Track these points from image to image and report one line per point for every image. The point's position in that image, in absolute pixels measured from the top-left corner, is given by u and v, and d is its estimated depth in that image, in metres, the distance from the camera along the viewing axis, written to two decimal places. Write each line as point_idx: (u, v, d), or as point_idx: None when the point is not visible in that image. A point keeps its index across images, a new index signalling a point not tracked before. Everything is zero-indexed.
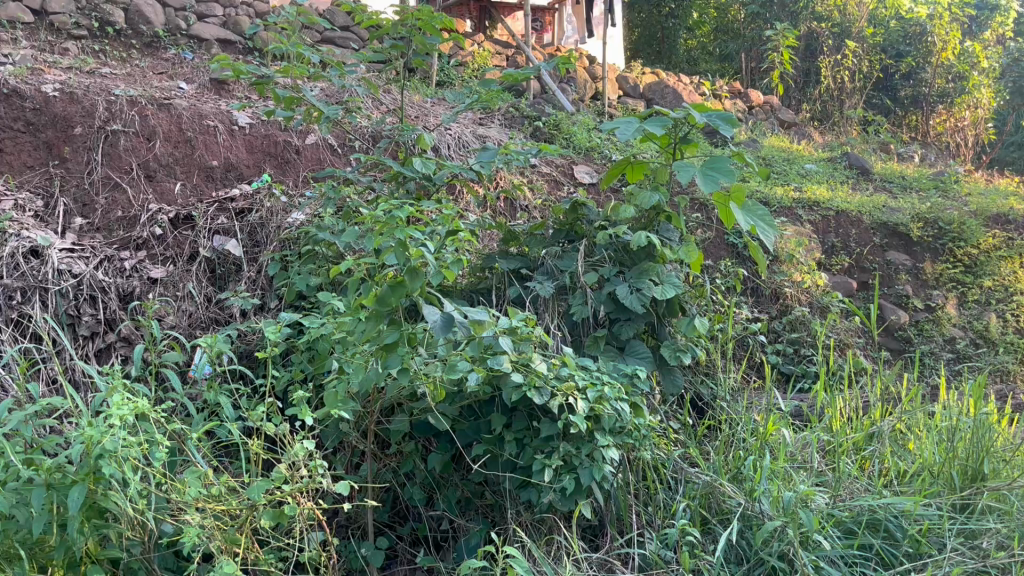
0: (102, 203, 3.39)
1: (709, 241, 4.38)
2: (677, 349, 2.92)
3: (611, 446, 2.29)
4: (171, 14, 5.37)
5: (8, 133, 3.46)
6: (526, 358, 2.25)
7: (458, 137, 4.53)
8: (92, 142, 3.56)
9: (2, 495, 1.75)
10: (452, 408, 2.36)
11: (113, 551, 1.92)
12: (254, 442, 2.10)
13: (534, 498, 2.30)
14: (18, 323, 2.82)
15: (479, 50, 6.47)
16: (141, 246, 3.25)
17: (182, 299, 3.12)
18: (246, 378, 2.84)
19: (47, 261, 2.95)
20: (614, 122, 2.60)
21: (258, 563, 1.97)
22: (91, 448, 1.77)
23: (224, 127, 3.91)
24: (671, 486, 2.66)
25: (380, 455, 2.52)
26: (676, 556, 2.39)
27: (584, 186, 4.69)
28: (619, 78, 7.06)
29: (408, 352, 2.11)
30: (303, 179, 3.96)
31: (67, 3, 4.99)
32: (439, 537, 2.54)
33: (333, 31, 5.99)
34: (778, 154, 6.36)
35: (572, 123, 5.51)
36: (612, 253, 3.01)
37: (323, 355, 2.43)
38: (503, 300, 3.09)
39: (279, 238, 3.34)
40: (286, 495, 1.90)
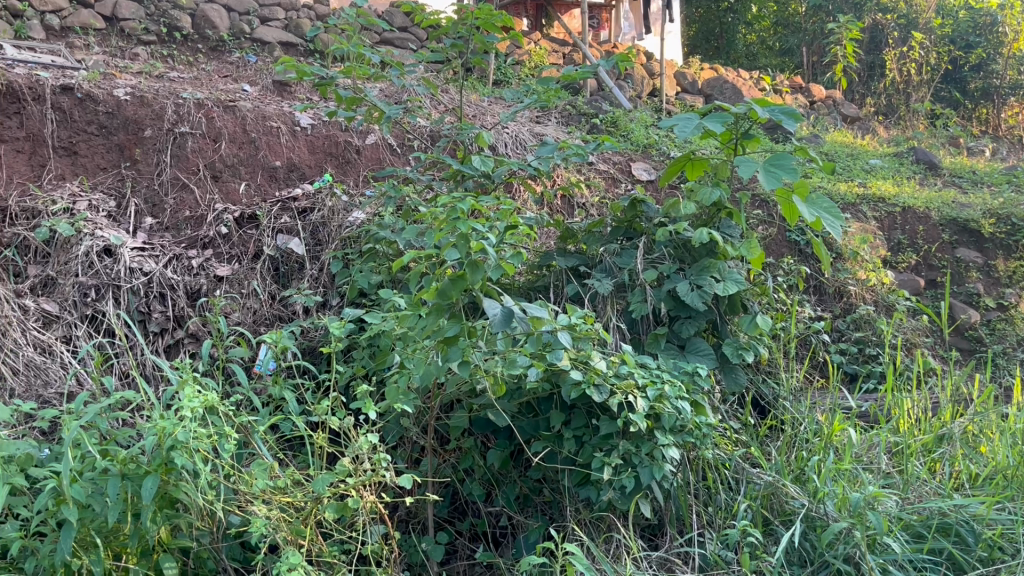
0: (171, 203, 3.50)
1: (771, 238, 4.30)
2: (739, 348, 2.86)
3: (671, 445, 2.27)
4: (235, 19, 5.50)
5: (81, 136, 3.57)
6: (586, 355, 2.25)
7: (515, 135, 4.54)
8: (161, 144, 3.66)
9: (80, 483, 1.82)
10: (511, 403, 2.37)
11: (184, 541, 1.98)
12: (319, 436, 2.14)
13: (593, 496, 2.30)
14: (92, 319, 2.95)
15: (536, 49, 6.48)
16: (208, 245, 3.35)
17: (247, 296, 3.20)
18: (310, 373, 2.89)
19: (119, 260, 3.05)
20: (672, 119, 2.57)
21: (321, 555, 2.00)
22: (163, 440, 1.83)
23: (287, 128, 3.98)
24: (732, 486, 2.62)
25: (440, 451, 2.54)
26: (737, 557, 2.36)
27: (643, 183, 4.65)
28: (677, 75, 7.00)
29: (468, 345, 2.13)
30: (364, 179, 4.02)
31: (137, 9, 5.14)
32: (498, 533, 2.56)
33: (391, 32, 6.05)
34: (841, 149, 6.23)
35: (630, 120, 5.48)
36: (672, 249, 2.99)
37: (384, 351, 2.46)
38: (561, 298, 3.09)
39: (341, 237, 3.40)
40: (350, 488, 1.94)
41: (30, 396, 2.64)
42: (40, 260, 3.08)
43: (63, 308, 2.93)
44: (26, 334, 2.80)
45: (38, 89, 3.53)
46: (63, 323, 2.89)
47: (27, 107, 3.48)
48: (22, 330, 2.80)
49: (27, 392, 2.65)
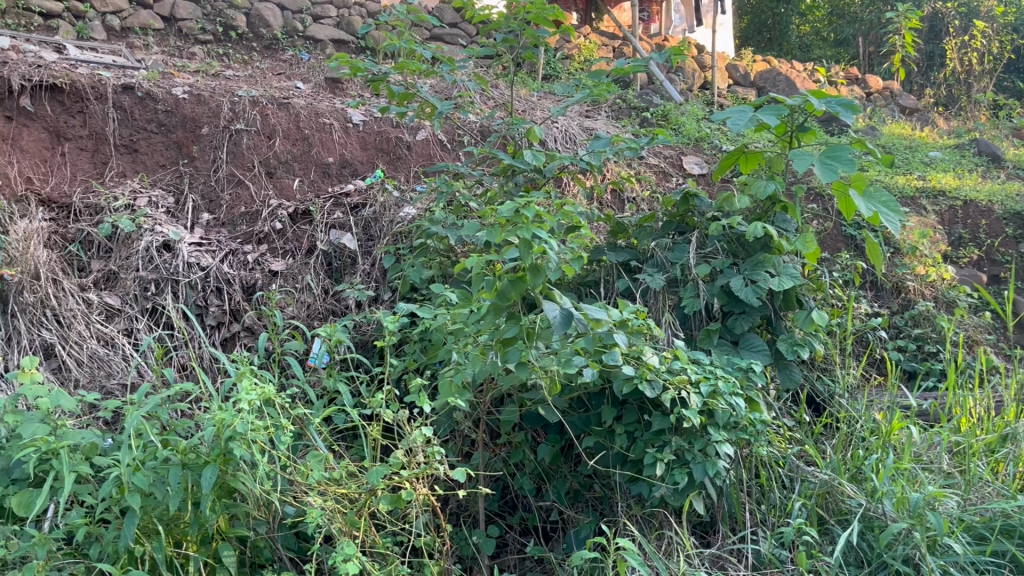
0: (226, 199, 3.56)
1: (826, 233, 4.22)
2: (794, 344, 2.81)
3: (725, 441, 2.25)
4: (288, 16, 5.58)
5: (141, 134, 3.64)
6: (637, 350, 2.24)
7: (565, 129, 4.51)
8: (217, 141, 3.72)
9: (142, 472, 1.87)
10: (563, 398, 2.37)
11: (242, 531, 2.02)
12: (373, 428, 2.17)
13: (645, 492, 2.29)
14: (152, 313, 3.03)
15: (585, 43, 6.45)
16: (263, 241, 3.41)
17: (301, 291, 3.25)
18: (362, 367, 2.92)
19: (177, 255, 3.12)
20: (726, 112, 2.53)
21: (374, 546, 2.02)
22: (222, 430, 1.87)
23: (339, 125, 4.02)
24: (786, 485, 2.59)
25: (491, 445, 2.55)
26: (792, 556, 2.33)
27: (694, 177, 4.60)
28: (729, 67, 6.91)
29: (526, 346, 2.15)
30: (415, 174, 4.03)
31: (193, 9, 5.23)
32: (549, 528, 2.55)
33: (441, 29, 6.08)
34: (898, 142, 6.09)
35: (681, 113, 5.43)
36: (726, 244, 2.96)
37: (437, 345, 2.48)
38: (612, 293, 3.07)
39: (392, 232, 3.44)
40: (404, 480, 1.96)
41: (93, 387, 2.73)
42: (103, 255, 3.17)
43: (125, 302, 3.02)
44: (89, 327, 2.89)
45: (101, 88, 3.61)
46: (124, 316, 2.98)
47: (90, 105, 3.57)
48: (85, 323, 2.89)
49: (91, 383, 2.74)
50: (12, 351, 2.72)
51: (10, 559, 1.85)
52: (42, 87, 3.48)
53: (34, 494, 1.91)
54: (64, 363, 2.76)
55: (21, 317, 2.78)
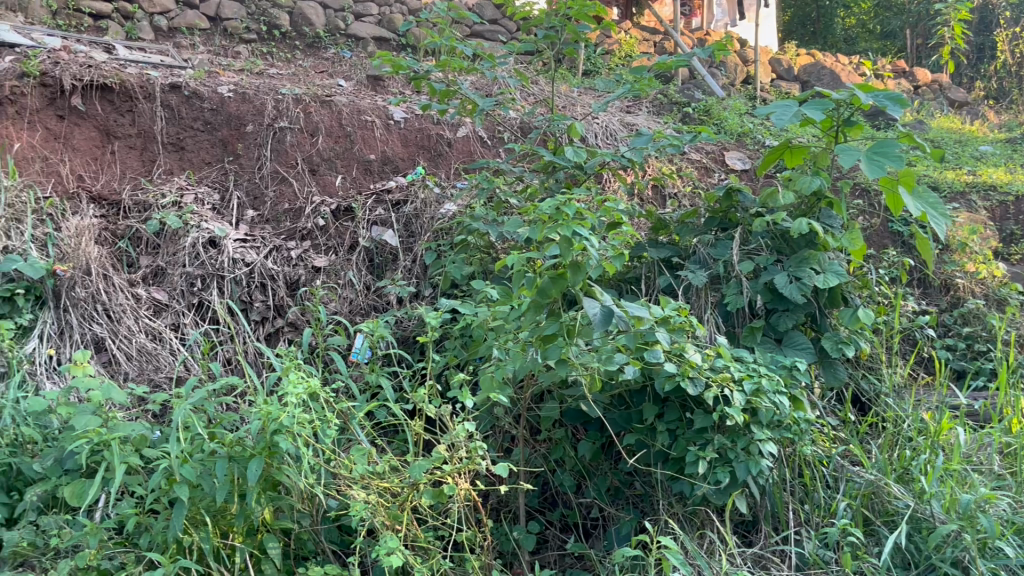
0: (271, 196, 3.61)
1: (872, 229, 4.15)
2: (839, 342, 2.76)
3: (769, 440, 2.22)
4: (331, 15, 5.63)
5: (187, 132, 3.69)
6: (680, 348, 2.22)
7: (606, 125, 4.49)
8: (262, 138, 3.76)
9: (189, 464, 1.90)
10: (603, 395, 2.37)
11: (286, 523, 2.05)
12: (415, 423, 2.18)
13: (686, 490, 2.27)
14: (199, 308, 3.09)
15: (626, 38, 6.41)
16: (306, 237, 3.45)
17: (344, 287, 3.29)
18: (404, 362, 2.95)
19: (223, 251, 3.18)
20: (771, 106, 2.50)
21: (416, 540, 2.04)
22: (268, 424, 1.90)
23: (381, 122, 4.03)
24: (830, 485, 2.55)
25: (531, 441, 2.55)
26: (837, 556, 2.30)
27: (737, 173, 4.55)
28: (772, 61, 6.82)
29: (567, 343, 2.15)
30: (455, 171, 4.06)
31: (238, 8, 5.30)
32: (589, 525, 2.55)
33: (482, 25, 6.08)
34: (947, 136, 5.96)
35: (723, 108, 5.37)
36: (770, 240, 2.92)
37: (477, 341, 2.49)
38: (653, 289, 3.05)
39: (433, 228, 3.46)
40: (446, 475, 1.97)
41: (142, 380, 2.79)
42: (151, 251, 3.24)
43: (172, 297, 3.08)
44: (138, 322, 2.95)
45: (149, 87, 3.66)
46: (171, 311, 3.04)
47: (138, 104, 3.62)
48: (134, 317, 2.95)
49: (140, 376, 2.80)
50: (65, 344, 2.78)
51: (63, 547, 1.90)
52: (93, 87, 3.54)
53: (86, 485, 1.95)
54: (114, 357, 2.82)
55: (73, 312, 2.85)
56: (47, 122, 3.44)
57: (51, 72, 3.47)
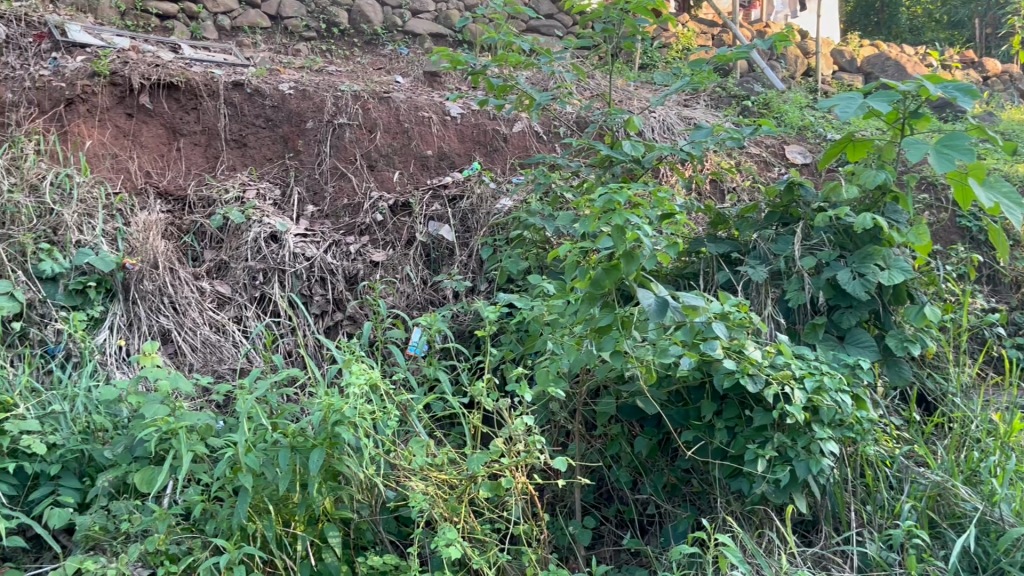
0: (330, 191, 3.66)
1: (939, 224, 4.02)
2: (905, 340, 2.70)
3: (830, 439, 2.18)
4: (388, 12, 5.67)
5: (250, 128, 3.75)
6: (739, 344, 2.19)
7: (663, 119, 4.44)
8: (322, 135, 3.80)
9: (254, 453, 1.95)
10: (661, 391, 2.35)
11: (346, 513, 2.08)
12: (473, 416, 2.20)
13: (745, 488, 2.25)
14: (261, 301, 3.16)
15: (684, 31, 6.33)
16: (365, 232, 3.50)
17: (401, 282, 3.33)
18: (461, 356, 2.97)
19: (284, 245, 3.24)
20: (834, 99, 2.45)
21: (474, 533, 2.05)
22: (329, 415, 1.93)
23: (438, 118, 4.04)
24: (894, 485, 2.50)
25: (587, 436, 2.55)
26: (901, 559, 2.25)
27: (797, 167, 4.46)
28: (834, 53, 6.67)
29: (621, 335, 2.13)
30: (511, 166, 4.04)
31: (299, 7, 5.38)
32: (645, 521, 2.54)
33: (538, 20, 6.07)
34: (1019, 128, 5.76)
35: (784, 101, 5.27)
36: (833, 236, 2.87)
37: (534, 336, 2.49)
38: (712, 285, 3.02)
39: (489, 224, 3.47)
40: (504, 468, 1.98)
41: (207, 371, 2.87)
42: (215, 245, 3.32)
43: (235, 290, 3.16)
44: (203, 314, 3.03)
45: (213, 85, 3.72)
46: (234, 304, 3.12)
47: (203, 102, 3.69)
48: (199, 310, 3.03)
49: (205, 367, 2.87)
50: (133, 335, 2.87)
51: (134, 532, 1.96)
52: (160, 86, 3.62)
53: (156, 472, 2.01)
54: (180, 348, 2.90)
55: (141, 304, 2.92)
56: (116, 120, 3.54)
57: (120, 72, 3.57)
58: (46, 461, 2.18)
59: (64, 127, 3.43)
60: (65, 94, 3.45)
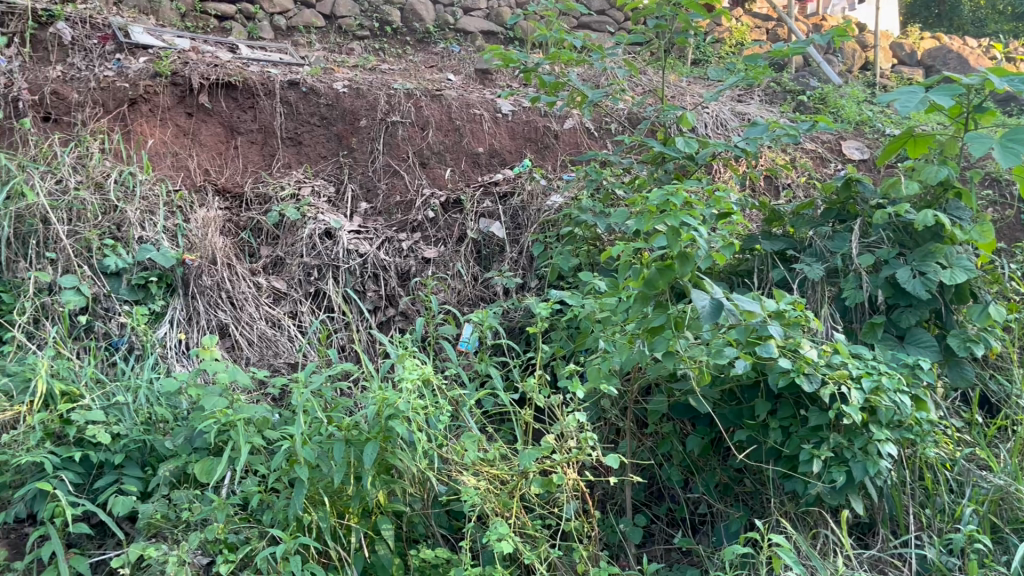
0: (383, 188, 3.71)
1: (1003, 221, 3.90)
2: (968, 339, 2.63)
3: (889, 440, 2.14)
4: (440, 10, 5.70)
5: (305, 126, 3.80)
6: (794, 344, 2.16)
7: (716, 115, 4.38)
8: (375, 133, 3.84)
9: (310, 445, 1.99)
10: (713, 390, 2.33)
11: (399, 506, 2.11)
12: (525, 412, 2.21)
13: (800, 489, 2.22)
14: (315, 296, 3.23)
15: (738, 25, 6.23)
16: (417, 229, 3.53)
17: (452, 278, 3.36)
18: (512, 353, 2.97)
19: (338, 242, 3.30)
20: (894, 93, 2.40)
21: (525, 528, 2.06)
22: (383, 409, 1.96)
23: (489, 115, 4.05)
24: (954, 489, 2.44)
25: (638, 434, 2.53)
26: (962, 564, 2.21)
27: (854, 163, 4.37)
28: (893, 47, 6.52)
29: (674, 335, 2.11)
30: (562, 163, 4.03)
31: (353, 6, 5.44)
32: (697, 520, 2.52)
33: (589, 16, 6.04)
34: None
35: (840, 96, 5.16)
36: (892, 233, 2.82)
37: (585, 333, 2.49)
38: (767, 283, 2.97)
39: (540, 220, 3.46)
40: (556, 464, 1.99)
41: (263, 365, 2.94)
42: (271, 241, 3.39)
43: (290, 286, 3.22)
44: (259, 309, 3.10)
45: (270, 84, 3.77)
46: (289, 299, 3.19)
47: (260, 101, 3.75)
48: (255, 305, 3.11)
49: (261, 361, 2.95)
50: (193, 329, 2.94)
51: (194, 520, 2.02)
52: (219, 85, 3.69)
53: (214, 462, 2.05)
54: (237, 342, 2.98)
55: (200, 299, 3.00)
56: (176, 119, 3.63)
57: (181, 72, 3.65)
58: (110, 450, 2.25)
59: (127, 127, 3.53)
60: (128, 94, 3.54)
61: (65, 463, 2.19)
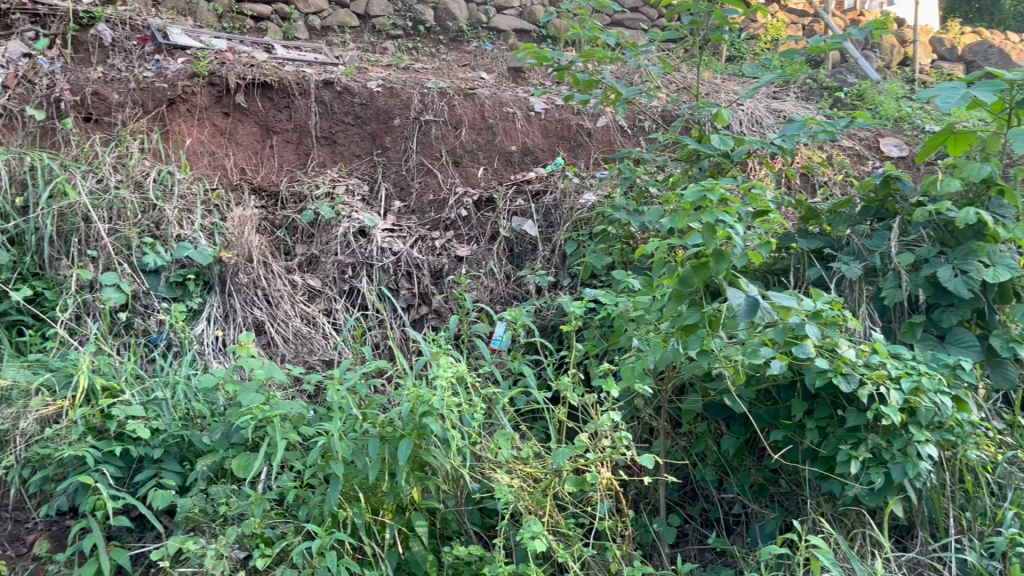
0: (416, 187, 3.73)
1: None
2: (1011, 340, 2.56)
3: (929, 442, 2.10)
4: (473, 9, 5.72)
5: (339, 126, 3.83)
6: (831, 343, 2.13)
7: (751, 112, 4.34)
8: (408, 132, 3.85)
9: (345, 442, 2.00)
10: (749, 389, 2.31)
11: (433, 503, 2.12)
12: (558, 411, 2.21)
13: (837, 491, 2.20)
14: (350, 294, 3.26)
15: (773, 21, 6.16)
16: (450, 227, 3.55)
17: (485, 276, 3.37)
18: (545, 351, 2.97)
19: (372, 240, 3.32)
20: (935, 89, 2.35)
21: (558, 527, 2.06)
22: (417, 407, 1.98)
23: (522, 113, 4.04)
24: (996, 492, 2.39)
25: (672, 433, 2.52)
26: (1003, 568, 2.17)
27: (893, 160, 4.30)
28: (932, 42, 6.41)
29: (709, 333, 2.10)
30: (595, 161, 4.02)
31: (387, 6, 5.47)
32: (731, 521, 2.51)
33: (623, 14, 6.01)
34: None
35: (879, 92, 5.08)
36: (932, 231, 2.77)
37: (618, 332, 2.48)
38: (803, 282, 2.94)
39: (572, 218, 3.46)
40: (589, 463, 1.98)
41: (298, 362, 2.97)
42: (306, 240, 3.42)
43: (325, 284, 3.25)
44: (295, 307, 3.14)
45: (305, 84, 3.80)
46: (324, 297, 3.22)
47: (295, 101, 3.78)
48: (291, 303, 3.14)
49: (296, 358, 2.97)
50: (230, 326, 2.98)
51: (230, 515, 2.04)
52: (255, 85, 3.73)
53: (252, 458, 2.09)
54: (273, 339, 3.01)
55: (237, 296, 3.04)
56: (213, 119, 3.67)
57: (218, 72, 3.69)
58: (150, 445, 2.28)
59: (166, 127, 3.58)
60: (167, 95, 3.59)
61: (106, 457, 2.23)
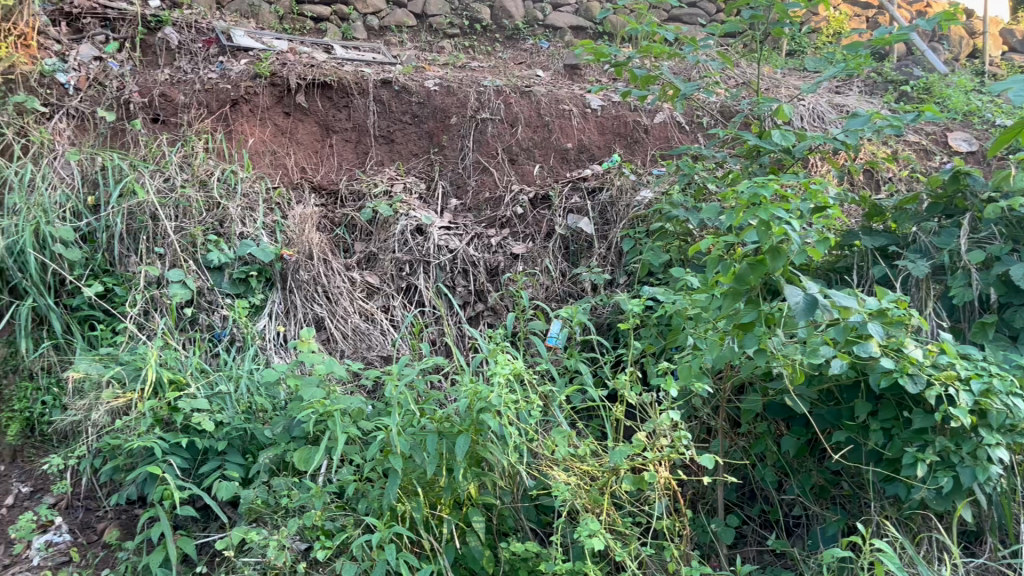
0: (473, 185, 3.75)
1: None
2: None
3: (1000, 445, 2.03)
4: (530, 6, 5.72)
5: (397, 124, 3.87)
6: (897, 343, 2.07)
7: (813, 107, 4.26)
8: (465, 130, 3.87)
9: (403, 436, 2.02)
10: (810, 390, 2.27)
11: (489, 498, 2.13)
12: (615, 409, 2.20)
13: (903, 494, 2.15)
14: (407, 291, 3.30)
15: (835, 14, 6.03)
16: (505, 225, 3.56)
17: (541, 274, 3.37)
18: (601, 349, 2.96)
19: (429, 238, 3.35)
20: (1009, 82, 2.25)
21: (615, 525, 2.05)
22: (475, 403, 1.99)
23: (578, 110, 4.03)
24: None
25: (731, 434, 2.49)
26: None
27: (962, 154, 4.18)
28: (1004, 32, 6.20)
29: (766, 332, 2.07)
30: (652, 158, 3.97)
31: (444, 5, 5.50)
32: (791, 522, 2.49)
33: (680, 9, 5.95)
34: None
35: (947, 85, 4.94)
36: (1004, 228, 2.69)
37: (676, 330, 2.45)
38: (867, 280, 2.87)
39: (629, 216, 3.43)
40: (647, 462, 1.97)
41: (357, 357, 3.01)
42: (365, 237, 3.47)
43: (383, 281, 3.30)
44: (353, 303, 3.19)
45: (364, 83, 3.84)
46: (382, 294, 3.26)
47: (354, 100, 3.82)
48: (350, 299, 3.19)
49: (355, 353, 3.02)
50: (291, 322, 3.03)
51: (292, 507, 2.08)
52: (315, 85, 3.78)
53: (312, 451, 2.11)
54: (332, 335, 3.06)
55: (297, 293, 3.10)
56: (275, 119, 3.74)
57: (279, 72, 3.75)
58: (214, 437, 2.34)
59: (229, 126, 3.65)
60: (231, 95, 3.67)
61: (174, 449, 2.28)
